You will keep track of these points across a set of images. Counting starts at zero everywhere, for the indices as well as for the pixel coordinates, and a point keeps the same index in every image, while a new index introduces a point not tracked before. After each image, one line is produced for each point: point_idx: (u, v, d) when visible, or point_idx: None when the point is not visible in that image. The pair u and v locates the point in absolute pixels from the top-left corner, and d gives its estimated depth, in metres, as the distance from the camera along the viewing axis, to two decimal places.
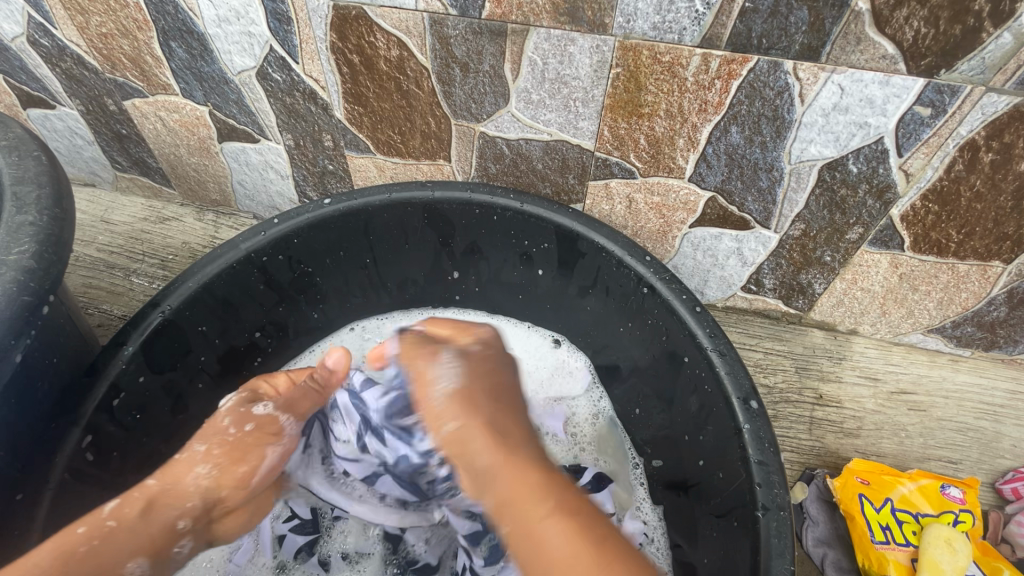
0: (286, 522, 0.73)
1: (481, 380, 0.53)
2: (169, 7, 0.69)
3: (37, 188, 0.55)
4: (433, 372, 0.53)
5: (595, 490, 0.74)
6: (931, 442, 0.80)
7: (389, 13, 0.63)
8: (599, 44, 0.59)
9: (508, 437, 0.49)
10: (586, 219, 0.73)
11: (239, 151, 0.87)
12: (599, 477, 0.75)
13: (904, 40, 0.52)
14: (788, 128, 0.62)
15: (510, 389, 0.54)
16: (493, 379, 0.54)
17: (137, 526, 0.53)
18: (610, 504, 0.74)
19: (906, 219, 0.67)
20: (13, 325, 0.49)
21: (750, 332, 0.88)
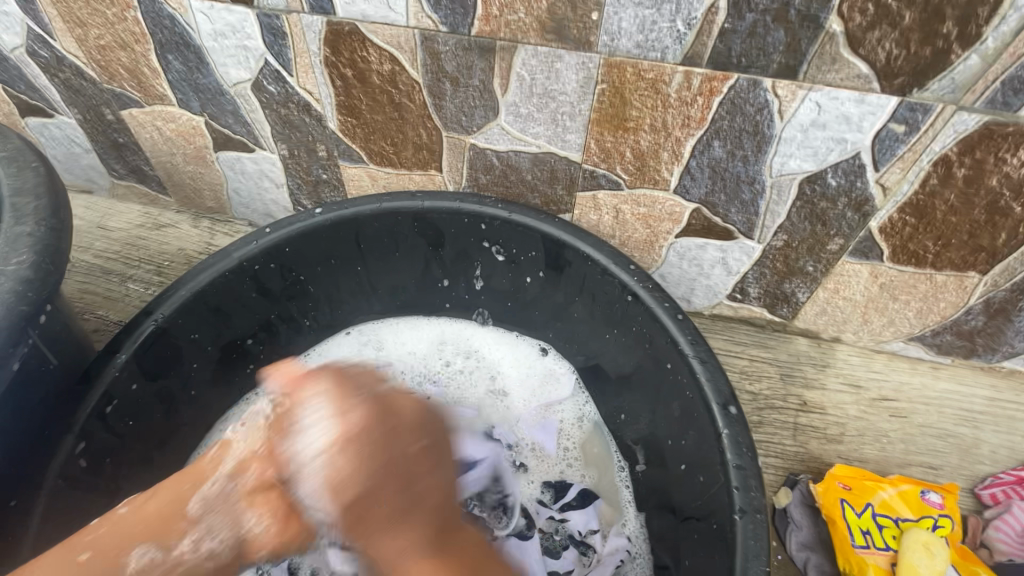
0: None
1: (363, 438, 0.56)
2: (166, 21, 0.71)
3: (35, 199, 0.57)
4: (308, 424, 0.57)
5: (580, 507, 0.78)
6: (912, 448, 0.82)
7: (380, 29, 0.64)
8: (584, 61, 0.61)
9: (382, 495, 0.54)
10: (573, 229, 0.75)
11: (235, 160, 0.89)
12: (586, 493, 0.79)
13: (877, 60, 0.54)
14: (768, 143, 0.64)
15: (394, 459, 0.56)
16: (380, 444, 0.56)
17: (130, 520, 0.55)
18: (594, 522, 0.77)
19: (884, 231, 0.69)
20: (10, 334, 0.50)
21: (736, 339, 0.90)
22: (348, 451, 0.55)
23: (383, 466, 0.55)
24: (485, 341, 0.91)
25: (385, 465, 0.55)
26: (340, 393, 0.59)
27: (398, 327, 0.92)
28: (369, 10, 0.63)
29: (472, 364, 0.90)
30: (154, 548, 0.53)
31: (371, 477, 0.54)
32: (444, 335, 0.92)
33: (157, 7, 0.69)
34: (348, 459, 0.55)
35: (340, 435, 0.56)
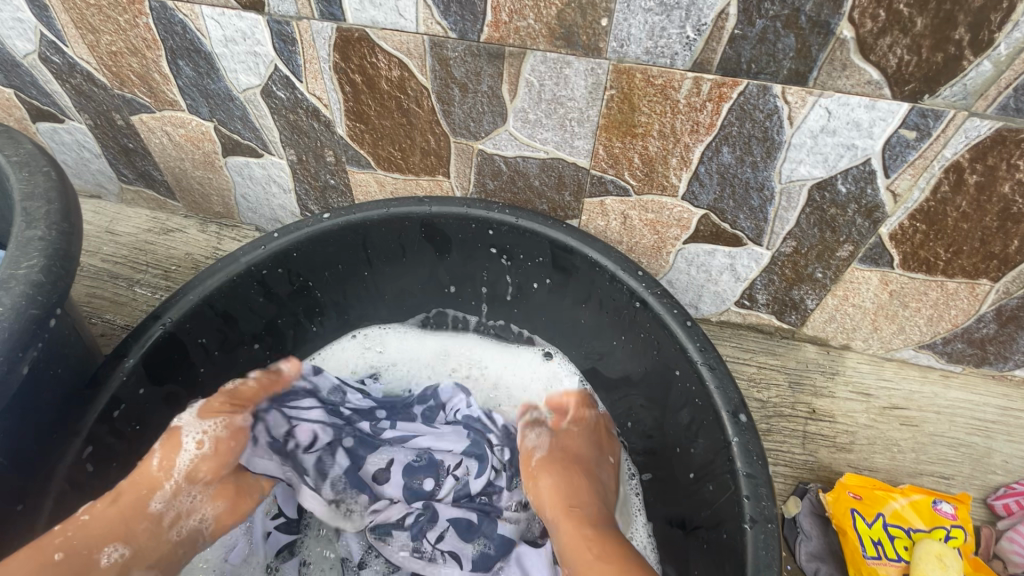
0: (274, 519, 0.74)
1: (580, 438, 0.76)
2: (177, 27, 0.71)
3: (47, 203, 0.57)
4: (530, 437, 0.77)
5: None
6: (923, 457, 0.81)
7: (390, 35, 0.65)
8: (593, 67, 0.61)
9: (586, 469, 0.72)
10: (580, 234, 0.74)
11: (243, 166, 0.89)
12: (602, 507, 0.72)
13: (888, 66, 0.54)
14: (777, 149, 0.63)
15: (584, 462, 0.73)
16: (576, 449, 0.74)
17: (110, 513, 0.59)
18: None
19: (894, 237, 0.69)
20: (20, 338, 0.50)
21: (744, 346, 0.89)
22: (578, 429, 0.78)
23: (595, 458, 0.74)
24: (490, 345, 0.91)
25: (577, 459, 0.73)
26: (595, 405, 0.81)
27: (404, 330, 0.91)
28: (379, 17, 0.63)
29: (477, 371, 0.89)
30: (125, 546, 0.59)
31: (577, 455, 0.74)
32: (450, 337, 0.90)
33: (169, 13, 0.70)
34: (575, 436, 0.77)
35: (580, 420, 0.79)
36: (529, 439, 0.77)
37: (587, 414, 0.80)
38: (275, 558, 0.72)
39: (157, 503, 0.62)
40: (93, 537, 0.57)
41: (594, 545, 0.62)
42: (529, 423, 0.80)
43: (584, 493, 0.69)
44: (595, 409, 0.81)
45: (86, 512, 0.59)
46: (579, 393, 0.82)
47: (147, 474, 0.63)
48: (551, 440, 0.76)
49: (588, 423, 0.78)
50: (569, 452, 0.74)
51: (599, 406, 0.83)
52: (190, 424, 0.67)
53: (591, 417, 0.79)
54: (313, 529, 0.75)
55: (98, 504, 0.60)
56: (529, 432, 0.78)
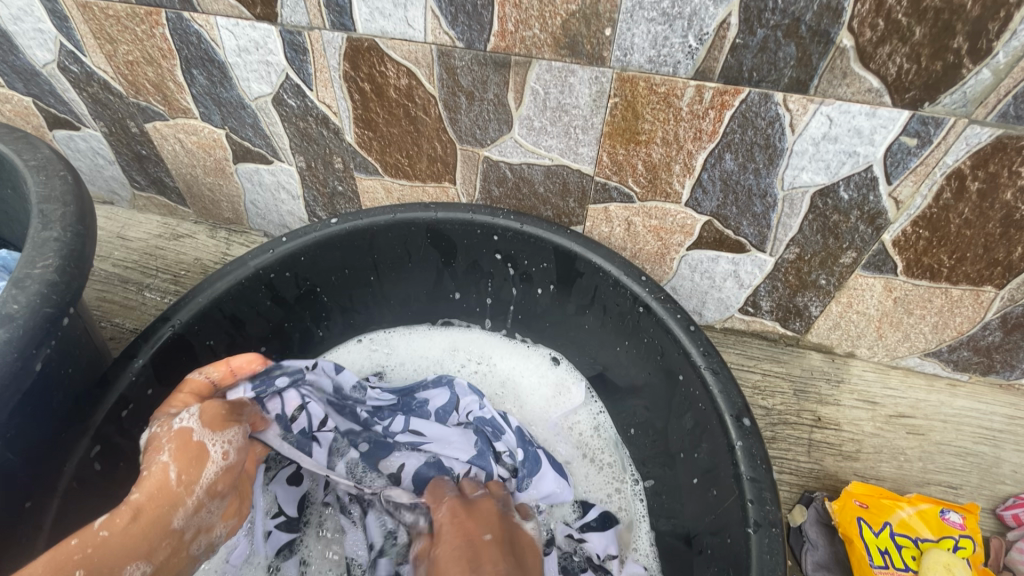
0: (274, 518, 0.74)
1: (450, 544, 0.65)
2: (192, 37, 0.73)
3: (62, 206, 0.59)
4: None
5: (600, 529, 0.76)
6: (930, 466, 0.80)
7: (398, 44, 0.66)
8: (598, 75, 0.63)
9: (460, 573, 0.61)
10: (582, 239, 0.75)
11: (253, 173, 0.91)
12: (606, 516, 0.77)
13: (888, 74, 0.55)
14: (779, 156, 0.64)
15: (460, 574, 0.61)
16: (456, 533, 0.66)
17: (129, 530, 0.54)
18: (613, 547, 0.74)
19: (898, 244, 0.69)
20: (33, 335, 0.50)
21: (749, 353, 0.89)
22: (450, 533, 0.67)
23: (474, 559, 0.63)
24: (496, 350, 0.91)
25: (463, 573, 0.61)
26: (442, 496, 0.72)
27: (409, 335, 0.92)
28: (388, 27, 0.65)
29: (485, 373, 0.90)
30: (147, 564, 0.55)
31: (449, 560, 0.63)
32: (456, 345, 0.92)
33: (185, 24, 0.72)
34: (448, 542, 0.65)
35: (438, 538, 0.67)
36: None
37: (440, 509, 0.70)
38: (277, 557, 0.73)
39: (179, 520, 0.58)
40: (120, 555, 0.53)
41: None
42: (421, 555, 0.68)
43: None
44: (440, 496, 0.72)
45: (104, 526, 0.54)
46: (429, 487, 0.74)
47: (161, 482, 0.58)
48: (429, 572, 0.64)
49: (455, 532, 0.66)
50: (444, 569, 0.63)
51: (446, 489, 0.73)
52: (205, 433, 0.63)
53: (445, 516, 0.69)
54: (313, 528, 0.76)
55: (117, 520, 0.54)
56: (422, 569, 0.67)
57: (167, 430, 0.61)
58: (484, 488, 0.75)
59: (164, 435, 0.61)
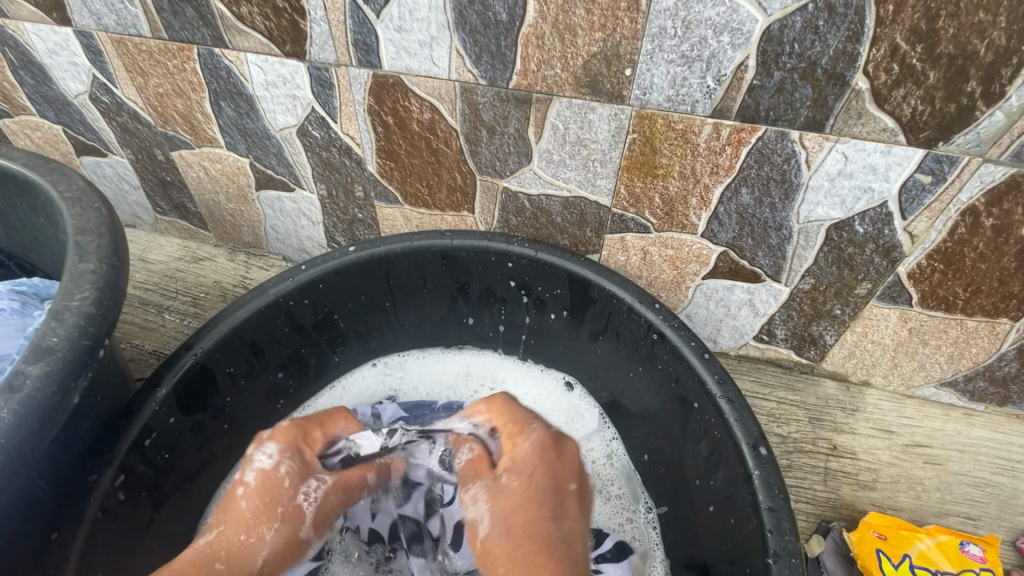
0: None
1: (533, 468, 0.62)
2: (222, 72, 0.76)
3: (98, 237, 0.60)
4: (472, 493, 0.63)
5: (617, 559, 0.74)
6: (948, 497, 0.80)
7: (423, 81, 0.68)
8: (617, 112, 0.64)
9: (534, 523, 0.57)
10: (597, 267, 0.76)
11: (275, 199, 0.93)
12: (622, 545, 0.75)
13: (902, 115, 0.56)
14: (795, 191, 0.65)
15: (534, 515, 0.58)
16: (546, 466, 0.62)
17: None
18: None
19: (913, 276, 0.70)
20: (72, 367, 0.52)
21: (763, 381, 0.90)
22: (527, 476, 0.61)
23: (553, 502, 0.60)
24: (509, 375, 0.92)
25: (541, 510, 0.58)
26: (526, 425, 0.66)
27: (423, 359, 0.93)
28: (413, 64, 0.67)
29: None
30: None
31: (517, 503, 0.59)
32: (470, 369, 0.92)
33: (215, 59, 0.75)
34: (515, 491, 0.60)
35: (517, 457, 0.63)
36: (469, 509, 0.62)
37: (526, 444, 0.64)
38: None
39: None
40: None
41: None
42: (466, 475, 0.65)
43: (535, 548, 0.55)
44: (512, 417, 0.68)
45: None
46: (500, 407, 0.70)
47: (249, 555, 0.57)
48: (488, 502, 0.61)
49: (543, 458, 0.63)
50: (501, 501, 0.60)
51: (518, 414, 0.69)
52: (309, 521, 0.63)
53: (531, 450, 0.63)
54: (337, 556, 0.75)
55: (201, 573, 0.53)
56: (467, 493, 0.63)
57: (275, 475, 0.62)
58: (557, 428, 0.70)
59: (269, 478, 0.61)
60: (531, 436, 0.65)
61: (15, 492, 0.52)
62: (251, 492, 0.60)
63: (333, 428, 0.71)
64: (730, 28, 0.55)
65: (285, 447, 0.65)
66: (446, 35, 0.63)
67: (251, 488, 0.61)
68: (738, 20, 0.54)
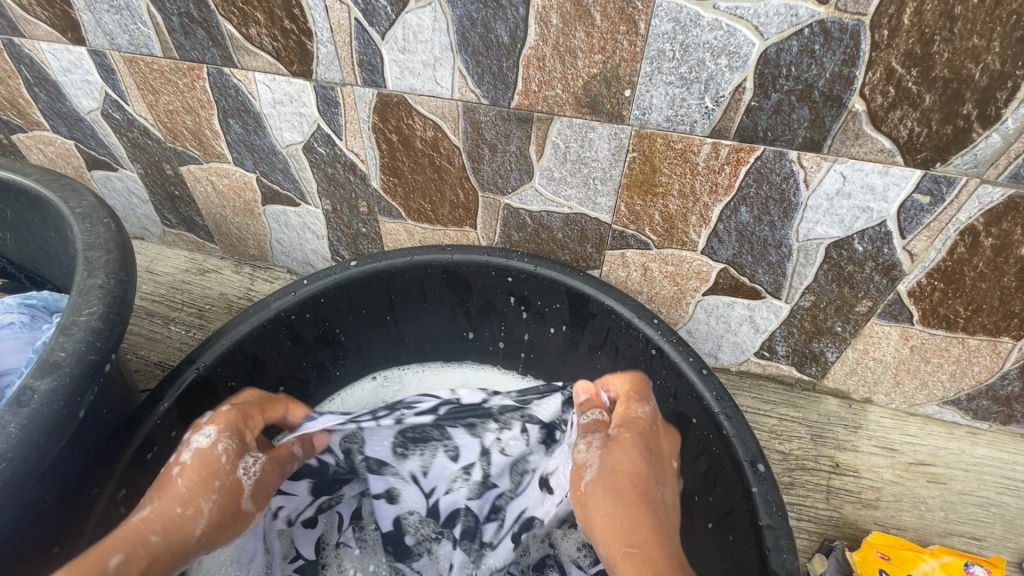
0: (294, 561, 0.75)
1: (640, 436, 0.64)
2: (231, 90, 0.78)
3: (106, 252, 0.62)
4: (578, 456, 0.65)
5: None
6: (952, 517, 0.79)
7: (426, 100, 0.70)
8: (616, 131, 0.65)
9: (636, 483, 0.59)
10: (597, 282, 0.77)
11: (280, 214, 0.94)
12: None
13: (899, 136, 0.56)
14: (794, 210, 0.66)
15: (641, 482, 0.59)
16: (647, 442, 0.64)
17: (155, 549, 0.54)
18: None
19: (913, 294, 0.70)
20: (79, 382, 0.53)
21: (764, 397, 0.89)
22: (631, 434, 0.64)
23: (654, 468, 0.61)
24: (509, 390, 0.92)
25: (638, 477, 0.60)
26: (645, 400, 0.70)
27: (422, 373, 0.93)
28: (417, 84, 0.68)
29: None
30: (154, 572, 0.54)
31: (624, 461, 0.62)
32: (469, 383, 0.93)
33: (224, 78, 0.76)
34: (629, 445, 0.63)
35: (630, 424, 0.66)
36: (578, 452, 0.65)
37: (635, 413, 0.68)
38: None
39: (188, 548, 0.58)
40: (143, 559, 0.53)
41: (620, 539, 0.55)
42: (587, 426, 0.69)
43: (640, 506, 0.57)
44: (635, 390, 0.71)
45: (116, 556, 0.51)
46: (630, 381, 0.72)
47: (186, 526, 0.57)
48: (599, 451, 0.63)
49: (642, 433, 0.65)
50: (610, 462, 0.62)
51: (642, 391, 0.72)
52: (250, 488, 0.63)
53: (639, 418, 0.67)
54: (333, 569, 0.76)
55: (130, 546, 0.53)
56: (582, 440, 0.67)
57: (212, 453, 0.60)
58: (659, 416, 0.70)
59: (208, 457, 0.60)
60: (640, 410, 0.68)
61: (18, 505, 0.52)
62: (187, 473, 0.59)
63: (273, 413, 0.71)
64: (728, 52, 0.56)
65: (225, 427, 0.63)
66: (450, 56, 0.65)
67: (187, 466, 0.59)
68: (735, 43, 0.55)
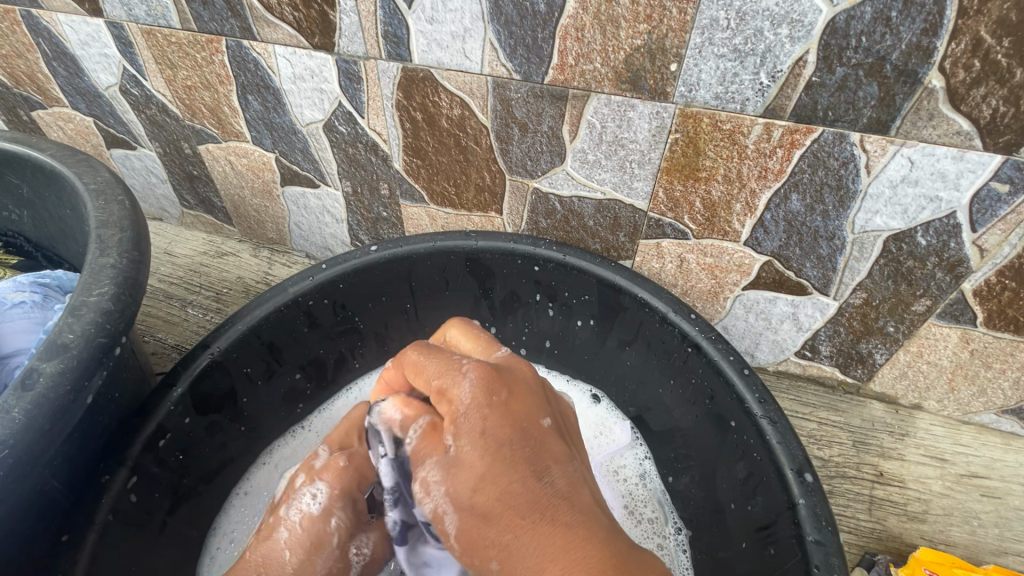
0: None
1: (474, 457, 0.43)
2: (250, 64, 0.74)
3: (120, 230, 0.59)
4: (432, 500, 0.44)
5: None
6: (1008, 534, 0.73)
7: (454, 75, 0.65)
8: (659, 110, 0.60)
9: (509, 495, 0.42)
10: (629, 273, 0.72)
11: (299, 195, 0.91)
12: None
13: (981, 117, 0.50)
14: (851, 199, 0.60)
15: (519, 483, 0.42)
16: (481, 457, 0.43)
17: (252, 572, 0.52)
18: None
19: (979, 294, 0.64)
20: (87, 366, 0.50)
21: (804, 400, 0.84)
22: (465, 441, 0.43)
23: (524, 463, 0.43)
24: None
25: (517, 480, 0.42)
26: (434, 384, 0.47)
27: None
28: (444, 58, 0.64)
29: None
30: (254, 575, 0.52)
31: (478, 486, 0.42)
32: None
33: (244, 52, 0.73)
34: (472, 459, 0.43)
35: (457, 426, 0.44)
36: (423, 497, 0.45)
37: (463, 390, 0.45)
38: None
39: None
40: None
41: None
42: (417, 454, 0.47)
43: (521, 523, 0.41)
44: (432, 374, 0.47)
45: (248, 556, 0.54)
46: (411, 362, 0.50)
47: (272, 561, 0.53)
48: (444, 490, 0.43)
49: (466, 426, 0.44)
50: (461, 472, 0.43)
51: (473, 339, 0.54)
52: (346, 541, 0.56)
53: (471, 388, 0.45)
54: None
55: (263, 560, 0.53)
56: (417, 484, 0.46)
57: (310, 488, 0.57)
58: (467, 385, 0.45)
59: (322, 546, 0.55)
60: (459, 393, 0.45)
61: (25, 491, 0.50)
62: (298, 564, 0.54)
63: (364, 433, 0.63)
64: (790, 20, 0.50)
65: (338, 495, 0.56)
66: (480, 27, 0.60)
67: (296, 533, 0.54)
68: (799, 10, 0.50)
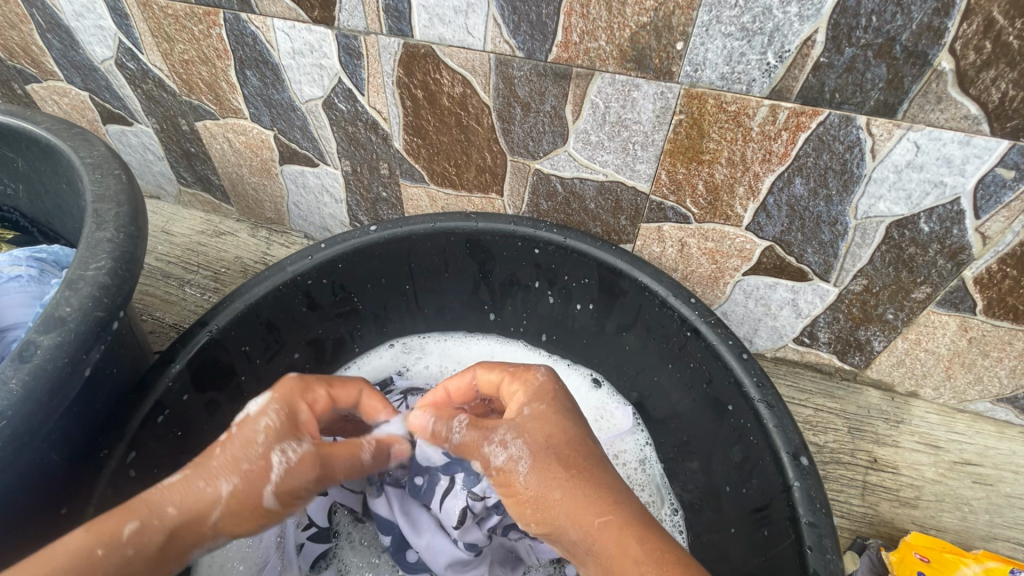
0: (307, 530, 0.69)
1: (548, 422, 0.51)
2: (248, 38, 0.73)
3: (117, 205, 0.58)
4: (503, 459, 0.50)
5: None
6: (998, 520, 0.74)
7: (455, 52, 0.64)
8: (664, 90, 0.59)
9: (572, 455, 0.49)
10: (630, 257, 0.72)
11: (298, 174, 0.90)
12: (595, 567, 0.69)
13: (989, 101, 0.50)
14: (855, 183, 0.60)
15: (582, 445, 0.50)
16: (553, 423, 0.51)
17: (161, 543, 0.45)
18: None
19: (979, 282, 0.64)
20: (83, 339, 0.50)
21: (800, 386, 0.85)
22: (546, 406, 0.53)
23: (584, 427, 0.52)
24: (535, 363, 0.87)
25: (576, 444, 0.50)
26: (505, 371, 0.57)
27: (443, 342, 0.90)
28: (447, 34, 0.63)
29: None
30: (173, 505, 0.46)
31: (547, 443, 0.50)
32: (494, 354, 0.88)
33: (242, 25, 0.72)
34: (549, 420, 0.51)
35: (535, 395, 0.54)
36: (494, 458, 0.50)
37: (532, 382, 0.55)
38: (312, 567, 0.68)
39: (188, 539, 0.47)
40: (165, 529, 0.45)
41: (633, 526, 0.45)
42: (472, 441, 0.52)
43: (580, 472, 0.48)
44: (508, 363, 0.59)
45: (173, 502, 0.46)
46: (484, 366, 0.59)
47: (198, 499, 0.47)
48: (520, 440, 0.50)
49: (542, 394, 0.54)
50: (537, 432, 0.50)
51: (510, 361, 0.59)
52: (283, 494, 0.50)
53: (541, 383, 0.55)
54: (344, 538, 0.71)
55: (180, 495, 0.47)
56: (488, 445, 0.51)
57: (251, 431, 0.50)
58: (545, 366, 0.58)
59: (250, 497, 0.48)
60: (533, 380, 0.56)
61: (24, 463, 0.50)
62: (229, 508, 0.48)
63: (343, 391, 0.59)
64: None
65: (278, 398, 0.53)
66: (483, 2, 0.59)
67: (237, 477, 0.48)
68: None
